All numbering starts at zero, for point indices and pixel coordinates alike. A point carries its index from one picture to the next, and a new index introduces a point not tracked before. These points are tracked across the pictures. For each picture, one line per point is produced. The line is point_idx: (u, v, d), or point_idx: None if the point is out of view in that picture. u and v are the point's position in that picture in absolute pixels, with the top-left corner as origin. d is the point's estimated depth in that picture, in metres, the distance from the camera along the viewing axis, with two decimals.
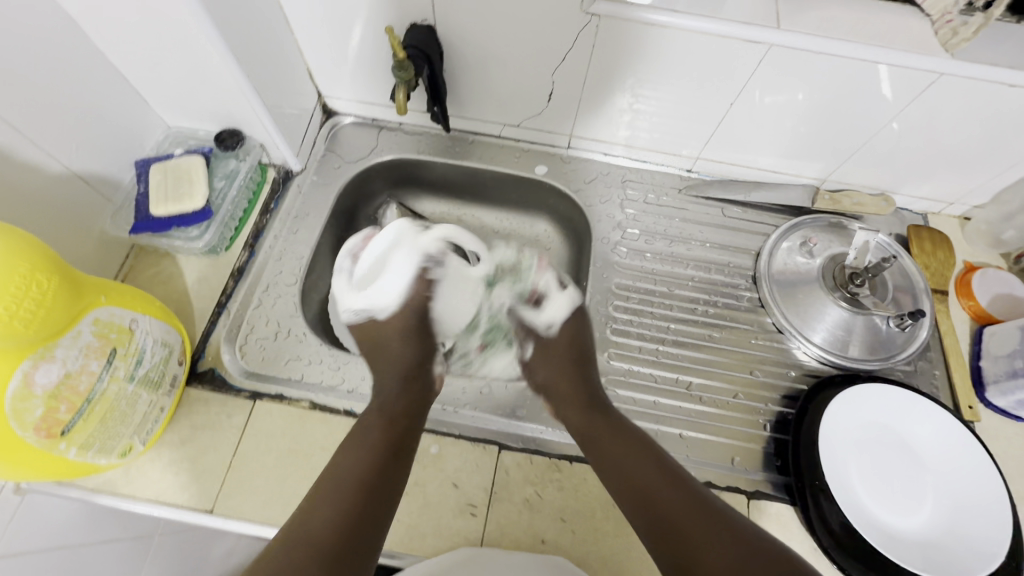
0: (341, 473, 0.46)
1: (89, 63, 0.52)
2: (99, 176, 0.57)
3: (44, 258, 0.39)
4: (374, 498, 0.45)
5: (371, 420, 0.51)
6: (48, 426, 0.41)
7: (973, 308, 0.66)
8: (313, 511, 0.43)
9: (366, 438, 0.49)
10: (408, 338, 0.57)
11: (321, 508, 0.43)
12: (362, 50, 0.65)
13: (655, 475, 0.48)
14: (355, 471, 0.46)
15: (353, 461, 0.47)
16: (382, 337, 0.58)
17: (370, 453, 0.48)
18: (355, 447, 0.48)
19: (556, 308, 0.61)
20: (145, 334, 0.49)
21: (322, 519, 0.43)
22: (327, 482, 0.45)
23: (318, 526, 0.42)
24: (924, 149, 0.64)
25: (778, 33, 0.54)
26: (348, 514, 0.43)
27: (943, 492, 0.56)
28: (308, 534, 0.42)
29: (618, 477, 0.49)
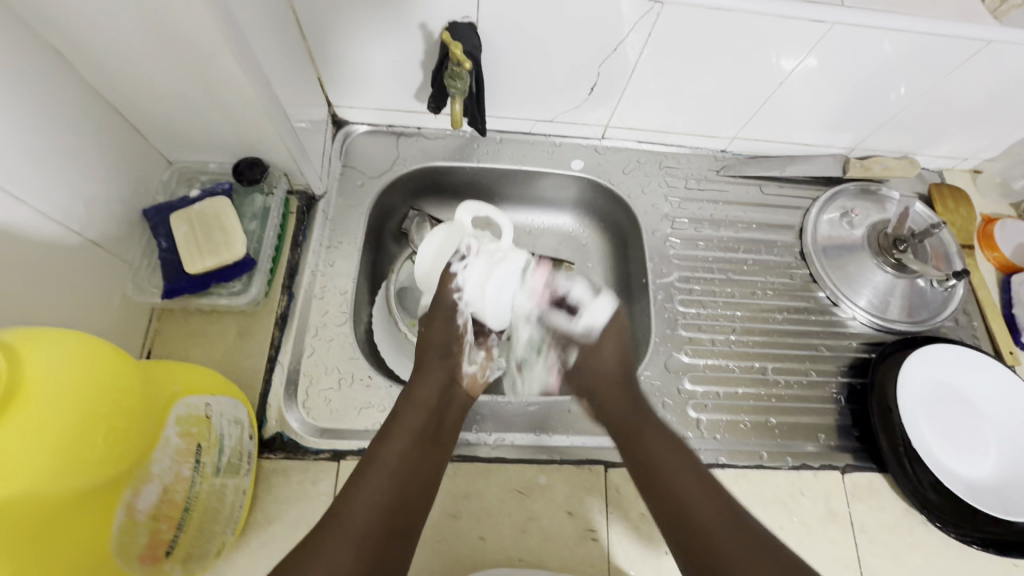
0: (378, 467, 0.45)
1: (80, 100, 0.43)
2: (109, 234, 0.48)
3: (119, 365, 0.32)
4: (408, 492, 0.45)
5: (408, 412, 0.50)
6: (152, 550, 0.35)
7: (999, 259, 0.71)
8: (351, 503, 0.43)
9: (401, 429, 0.48)
10: (449, 325, 0.55)
11: (359, 495, 0.43)
12: (385, 53, 0.58)
13: (691, 478, 0.47)
14: (393, 462, 0.46)
15: (391, 452, 0.47)
16: (429, 326, 0.56)
17: (408, 446, 0.47)
18: (393, 436, 0.48)
19: (595, 316, 0.57)
20: (219, 416, 0.43)
21: (360, 508, 0.42)
22: (365, 472, 0.45)
23: (355, 515, 0.42)
24: (952, 112, 0.66)
25: (841, 10, 0.53)
26: (384, 508, 0.43)
27: (1003, 436, 0.60)
28: (346, 524, 0.41)
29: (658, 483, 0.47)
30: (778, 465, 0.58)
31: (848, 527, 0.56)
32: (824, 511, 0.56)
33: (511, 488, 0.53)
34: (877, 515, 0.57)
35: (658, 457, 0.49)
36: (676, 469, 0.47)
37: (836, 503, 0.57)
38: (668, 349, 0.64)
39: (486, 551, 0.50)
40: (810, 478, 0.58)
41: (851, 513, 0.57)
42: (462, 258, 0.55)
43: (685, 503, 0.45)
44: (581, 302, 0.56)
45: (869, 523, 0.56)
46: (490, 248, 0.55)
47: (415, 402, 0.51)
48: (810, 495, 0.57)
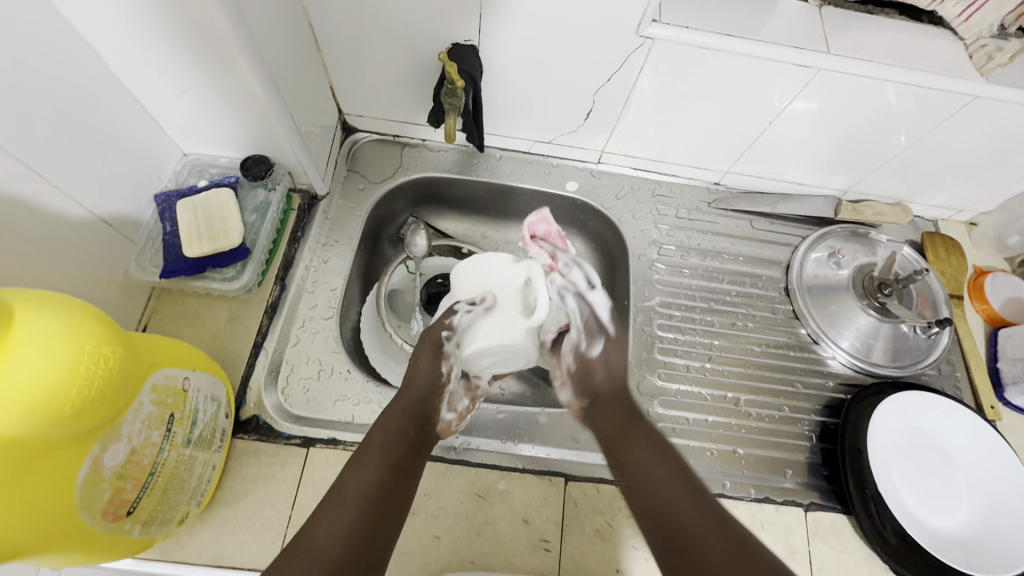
0: (344, 498, 0.43)
1: (106, 92, 0.47)
2: (120, 215, 0.52)
3: (106, 329, 0.35)
4: (377, 527, 0.43)
5: (381, 444, 0.48)
6: (115, 508, 0.38)
7: (987, 312, 0.71)
8: (314, 534, 0.41)
9: (373, 461, 0.46)
10: (435, 367, 0.53)
11: (324, 525, 0.41)
12: (395, 69, 0.62)
13: (680, 490, 0.44)
14: (363, 499, 0.43)
15: (362, 483, 0.44)
16: (415, 359, 0.54)
17: (379, 476, 0.45)
18: (366, 468, 0.46)
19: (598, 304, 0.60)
20: (197, 391, 0.46)
21: (325, 535, 0.41)
22: (332, 502, 0.43)
23: (318, 543, 0.40)
24: (945, 164, 0.67)
25: (827, 57, 0.55)
26: (351, 540, 0.41)
27: (977, 491, 0.59)
28: (308, 555, 0.39)
29: (648, 504, 0.44)
30: (740, 496, 0.58)
31: (805, 566, 0.56)
32: (783, 547, 0.56)
33: (470, 491, 0.54)
34: (838, 556, 0.56)
35: (647, 477, 0.45)
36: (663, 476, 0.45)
37: (796, 539, 0.56)
38: (642, 371, 0.65)
39: (439, 550, 0.51)
40: (772, 512, 0.57)
41: (810, 551, 0.56)
42: (471, 305, 0.54)
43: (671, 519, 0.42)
44: (590, 283, 0.56)
45: (827, 563, 0.56)
46: (506, 309, 0.53)
47: (390, 435, 0.49)
48: (770, 529, 0.57)
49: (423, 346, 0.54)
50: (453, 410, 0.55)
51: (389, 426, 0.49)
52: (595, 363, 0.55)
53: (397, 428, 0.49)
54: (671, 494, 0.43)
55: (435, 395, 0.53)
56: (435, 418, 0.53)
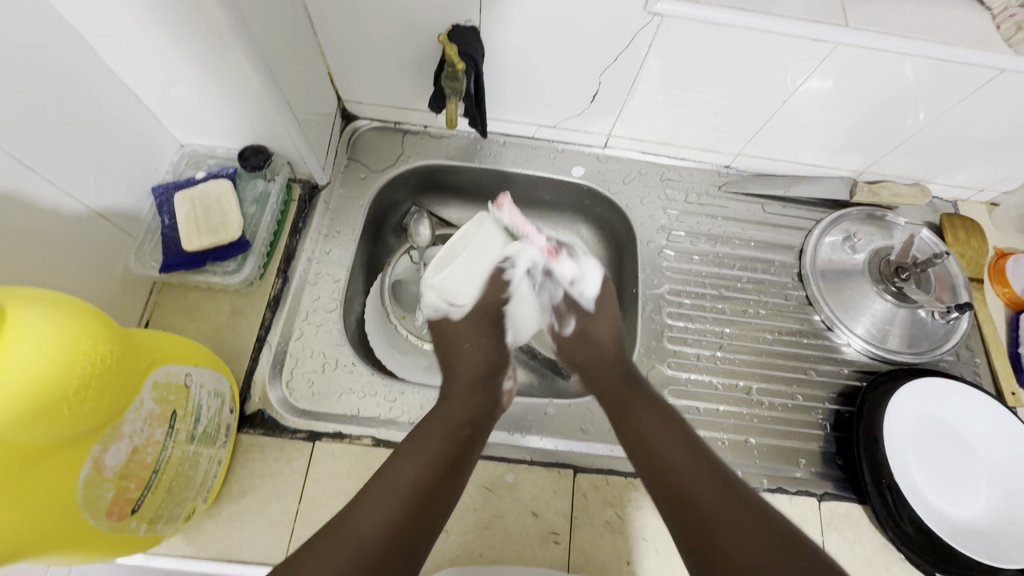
0: (392, 484, 0.44)
1: (97, 84, 0.46)
2: (118, 210, 0.52)
3: (102, 328, 0.35)
4: (425, 513, 0.43)
5: (440, 430, 0.48)
6: (119, 508, 0.37)
7: (1009, 295, 0.69)
8: (359, 520, 0.41)
9: (429, 447, 0.47)
10: (498, 347, 0.55)
11: (372, 510, 0.42)
12: (394, 52, 0.60)
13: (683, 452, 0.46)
14: (411, 483, 0.44)
15: (416, 470, 0.45)
16: (469, 345, 0.55)
17: (432, 466, 0.45)
18: (418, 455, 0.46)
19: (591, 280, 0.58)
20: (200, 387, 0.45)
21: (368, 523, 0.41)
22: (380, 489, 0.43)
23: (363, 530, 0.41)
24: (968, 142, 0.64)
25: (845, 31, 0.52)
26: (395, 528, 0.41)
27: (996, 479, 0.58)
28: (351, 537, 0.40)
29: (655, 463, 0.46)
30: (752, 487, 0.57)
31: None
32: None
33: (478, 484, 0.53)
34: (853, 547, 0.55)
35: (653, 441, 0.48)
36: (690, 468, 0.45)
37: (810, 530, 0.55)
38: (651, 360, 0.64)
39: (448, 542, 0.51)
40: (785, 502, 0.56)
41: (824, 542, 0.55)
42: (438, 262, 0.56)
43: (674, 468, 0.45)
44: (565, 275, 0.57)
45: (842, 554, 0.55)
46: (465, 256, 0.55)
47: (445, 419, 0.49)
48: (783, 519, 0.56)
49: (477, 323, 0.55)
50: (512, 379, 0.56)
51: (451, 412, 0.50)
52: (570, 339, 0.57)
53: (458, 414, 0.50)
54: (664, 442, 0.47)
55: (494, 371, 0.54)
56: (496, 395, 0.53)
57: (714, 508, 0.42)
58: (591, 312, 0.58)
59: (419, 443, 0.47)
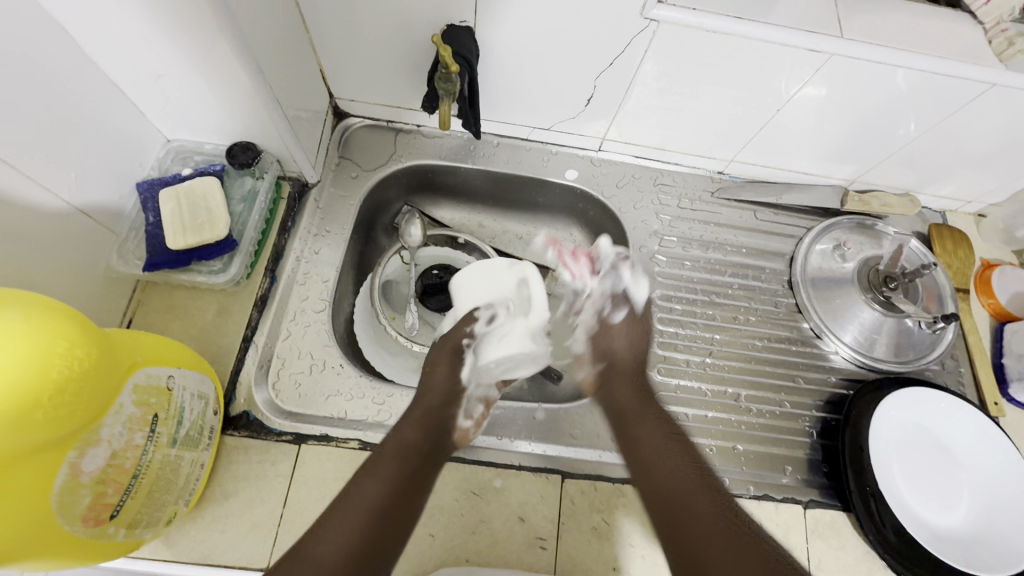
0: (350, 510, 0.43)
1: (82, 77, 0.45)
2: (100, 205, 0.50)
3: (80, 330, 0.34)
4: (385, 530, 0.43)
5: (393, 453, 0.48)
6: (96, 514, 0.37)
7: (994, 306, 0.69)
8: (316, 541, 0.41)
9: (386, 472, 0.46)
10: (453, 373, 0.54)
11: (331, 533, 0.42)
12: (387, 51, 0.59)
13: (684, 469, 0.47)
14: (368, 507, 0.43)
15: (373, 492, 0.45)
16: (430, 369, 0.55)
17: (386, 488, 0.45)
18: (376, 479, 0.46)
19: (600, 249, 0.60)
20: (183, 390, 0.44)
21: (325, 546, 0.41)
22: (337, 511, 0.43)
23: (323, 551, 0.40)
24: (958, 155, 0.65)
25: (840, 42, 0.52)
26: (352, 551, 0.41)
27: (977, 489, 0.59)
28: (310, 557, 0.40)
29: (654, 469, 0.47)
30: (739, 493, 0.57)
31: (804, 563, 0.55)
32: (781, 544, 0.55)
33: (465, 489, 0.53)
34: (836, 554, 0.56)
35: (648, 450, 0.49)
36: (677, 468, 0.47)
37: (795, 537, 0.56)
38: None
39: (433, 546, 0.51)
40: (771, 509, 0.57)
41: (808, 549, 0.56)
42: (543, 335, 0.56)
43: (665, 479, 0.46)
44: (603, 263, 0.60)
45: (826, 560, 0.55)
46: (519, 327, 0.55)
47: (401, 445, 0.48)
48: (769, 526, 0.56)
49: (442, 351, 0.56)
50: (469, 417, 0.54)
51: (403, 436, 0.49)
52: (619, 327, 0.59)
53: (410, 435, 0.49)
54: (671, 460, 0.48)
55: (448, 399, 0.53)
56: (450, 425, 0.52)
57: (711, 517, 0.43)
58: (614, 320, 0.59)
59: (374, 469, 0.46)
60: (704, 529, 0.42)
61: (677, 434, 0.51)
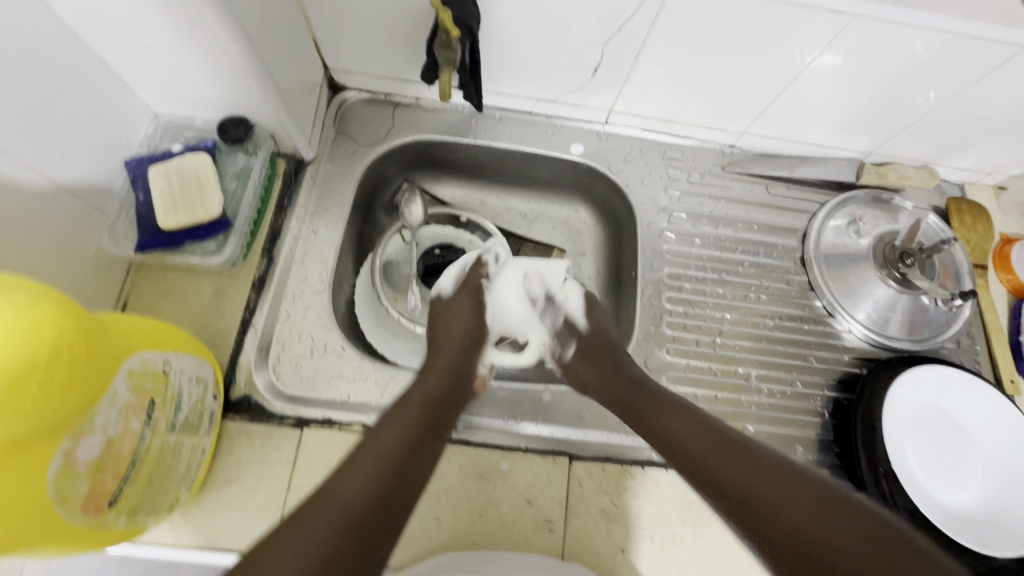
0: (374, 453, 0.40)
1: (61, 47, 0.42)
2: (87, 185, 0.48)
3: (68, 314, 0.32)
4: (407, 477, 0.40)
5: (417, 401, 0.46)
6: (95, 502, 0.36)
7: (1012, 281, 0.67)
8: (340, 486, 0.37)
9: (408, 419, 0.44)
10: (477, 308, 0.56)
11: (354, 479, 0.38)
12: (383, 18, 0.56)
13: (758, 474, 0.40)
14: (392, 450, 0.41)
15: (391, 440, 0.42)
16: (446, 311, 0.56)
17: (407, 434, 0.43)
18: (394, 425, 0.43)
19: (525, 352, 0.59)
20: (180, 374, 0.43)
21: (353, 488, 0.37)
22: (362, 454, 0.40)
23: (350, 497, 0.37)
24: (981, 125, 0.62)
25: (865, 3, 0.49)
26: (378, 493, 0.38)
27: (991, 467, 0.58)
28: (334, 503, 0.36)
29: (733, 493, 0.40)
30: None
31: None
32: None
33: (471, 472, 0.52)
34: None
35: (713, 467, 0.42)
36: (758, 478, 0.40)
37: None
38: (650, 346, 0.63)
39: (439, 529, 0.50)
40: None
41: None
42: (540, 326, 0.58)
43: (758, 498, 0.39)
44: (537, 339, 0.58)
45: None
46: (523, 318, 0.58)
47: (424, 393, 0.47)
48: None
49: (460, 296, 0.56)
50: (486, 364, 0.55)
51: (426, 387, 0.48)
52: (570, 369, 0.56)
53: (431, 387, 0.48)
54: (739, 472, 0.41)
55: (466, 352, 0.53)
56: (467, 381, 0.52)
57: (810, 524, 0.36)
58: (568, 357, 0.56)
59: (397, 417, 0.44)
60: (826, 541, 0.35)
61: (727, 432, 0.44)
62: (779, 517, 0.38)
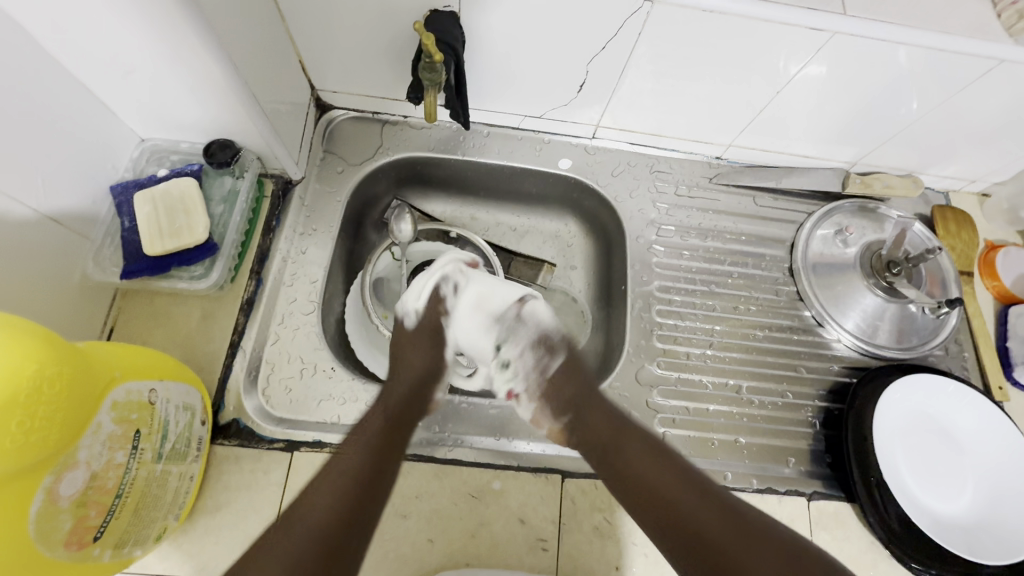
0: (337, 480, 0.43)
1: (45, 77, 0.42)
2: (72, 212, 0.48)
3: (51, 349, 0.32)
4: (366, 501, 0.43)
5: (377, 421, 0.48)
6: (79, 537, 0.35)
7: (998, 288, 0.68)
8: (309, 508, 0.41)
9: (368, 438, 0.47)
10: (434, 352, 0.55)
11: (319, 502, 0.42)
12: (369, 39, 0.56)
13: (659, 473, 0.46)
14: (352, 475, 0.43)
15: (354, 463, 0.44)
16: (410, 344, 0.55)
17: (369, 456, 0.45)
18: (353, 450, 0.46)
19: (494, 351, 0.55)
20: (166, 402, 0.43)
21: (318, 510, 0.41)
22: (328, 479, 0.43)
23: (312, 515, 0.41)
24: (962, 134, 0.63)
25: (843, 19, 0.50)
26: (338, 518, 0.41)
27: (982, 476, 0.58)
28: (303, 527, 0.40)
29: (641, 491, 0.46)
30: (742, 488, 0.57)
31: None
32: None
33: (463, 492, 0.52)
34: (840, 545, 0.55)
35: (636, 470, 0.47)
36: (665, 481, 0.46)
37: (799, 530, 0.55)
38: (641, 360, 0.63)
39: (432, 552, 0.50)
40: (774, 503, 0.56)
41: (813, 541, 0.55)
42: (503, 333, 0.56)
43: (649, 490, 0.46)
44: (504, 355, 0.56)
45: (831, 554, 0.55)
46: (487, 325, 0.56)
47: (384, 412, 0.49)
48: None
49: (419, 335, 0.56)
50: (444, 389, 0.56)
51: (384, 407, 0.50)
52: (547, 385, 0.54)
53: (388, 404, 0.50)
54: (654, 475, 0.46)
55: (427, 372, 0.54)
56: (428, 400, 0.53)
57: (710, 528, 0.42)
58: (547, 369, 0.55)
59: (357, 439, 0.47)
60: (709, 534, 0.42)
61: (653, 446, 0.49)
62: (669, 512, 0.44)
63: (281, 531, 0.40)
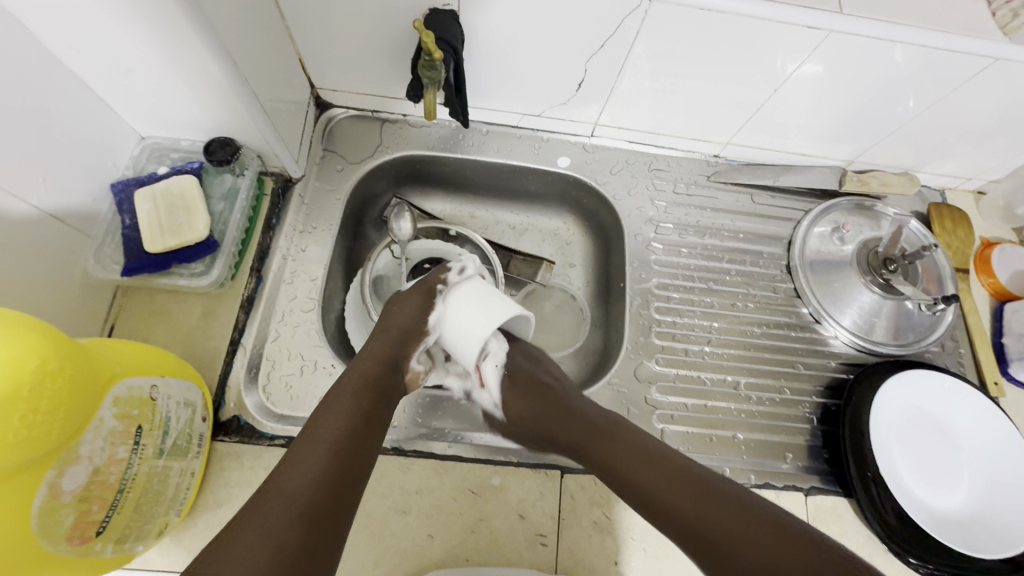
0: (314, 445, 0.39)
1: (47, 76, 0.42)
2: (73, 210, 0.48)
3: (53, 345, 0.32)
4: (349, 470, 0.39)
5: (351, 389, 0.45)
6: (82, 532, 0.35)
7: (993, 284, 0.69)
8: (284, 477, 0.36)
9: (346, 402, 0.43)
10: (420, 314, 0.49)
11: (294, 470, 0.37)
12: (368, 38, 0.57)
13: (634, 453, 0.44)
14: (334, 438, 0.40)
15: (334, 427, 0.41)
16: (395, 306, 0.51)
17: (351, 420, 0.42)
18: (334, 412, 0.42)
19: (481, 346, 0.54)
20: (167, 399, 0.43)
21: (295, 478, 0.37)
22: (304, 446, 0.39)
23: (291, 482, 0.36)
24: (958, 133, 0.64)
25: (840, 17, 0.50)
26: (324, 483, 0.37)
27: (978, 471, 0.58)
28: (278, 495, 0.35)
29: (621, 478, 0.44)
30: (740, 483, 0.57)
31: None
32: None
33: (463, 488, 0.52)
34: (837, 540, 0.56)
35: (607, 456, 0.45)
36: (642, 465, 0.43)
37: None
38: (639, 357, 0.63)
39: (432, 547, 0.50)
40: (772, 497, 0.57)
41: None
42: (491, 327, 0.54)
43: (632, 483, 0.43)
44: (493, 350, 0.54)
45: None
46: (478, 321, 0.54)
47: (361, 379, 0.46)
48: None
49: (412, 292, 0.51)
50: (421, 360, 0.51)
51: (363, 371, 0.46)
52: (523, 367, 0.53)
53: (367, 368, 0.47)
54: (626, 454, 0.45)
55: (409, 337, 0.49)
56: (406, 366, 0.49)
57: (691, 514, 0.39)
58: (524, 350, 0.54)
59: (335, 403, 0.43)
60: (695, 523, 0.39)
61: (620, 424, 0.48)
62: (649, 497, 0.42)
63: (252, 514, 0.34)
